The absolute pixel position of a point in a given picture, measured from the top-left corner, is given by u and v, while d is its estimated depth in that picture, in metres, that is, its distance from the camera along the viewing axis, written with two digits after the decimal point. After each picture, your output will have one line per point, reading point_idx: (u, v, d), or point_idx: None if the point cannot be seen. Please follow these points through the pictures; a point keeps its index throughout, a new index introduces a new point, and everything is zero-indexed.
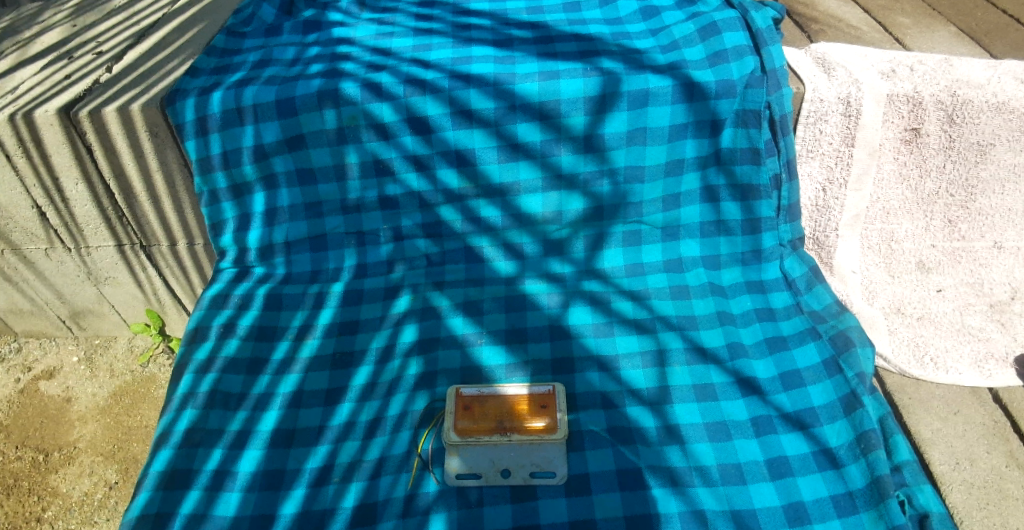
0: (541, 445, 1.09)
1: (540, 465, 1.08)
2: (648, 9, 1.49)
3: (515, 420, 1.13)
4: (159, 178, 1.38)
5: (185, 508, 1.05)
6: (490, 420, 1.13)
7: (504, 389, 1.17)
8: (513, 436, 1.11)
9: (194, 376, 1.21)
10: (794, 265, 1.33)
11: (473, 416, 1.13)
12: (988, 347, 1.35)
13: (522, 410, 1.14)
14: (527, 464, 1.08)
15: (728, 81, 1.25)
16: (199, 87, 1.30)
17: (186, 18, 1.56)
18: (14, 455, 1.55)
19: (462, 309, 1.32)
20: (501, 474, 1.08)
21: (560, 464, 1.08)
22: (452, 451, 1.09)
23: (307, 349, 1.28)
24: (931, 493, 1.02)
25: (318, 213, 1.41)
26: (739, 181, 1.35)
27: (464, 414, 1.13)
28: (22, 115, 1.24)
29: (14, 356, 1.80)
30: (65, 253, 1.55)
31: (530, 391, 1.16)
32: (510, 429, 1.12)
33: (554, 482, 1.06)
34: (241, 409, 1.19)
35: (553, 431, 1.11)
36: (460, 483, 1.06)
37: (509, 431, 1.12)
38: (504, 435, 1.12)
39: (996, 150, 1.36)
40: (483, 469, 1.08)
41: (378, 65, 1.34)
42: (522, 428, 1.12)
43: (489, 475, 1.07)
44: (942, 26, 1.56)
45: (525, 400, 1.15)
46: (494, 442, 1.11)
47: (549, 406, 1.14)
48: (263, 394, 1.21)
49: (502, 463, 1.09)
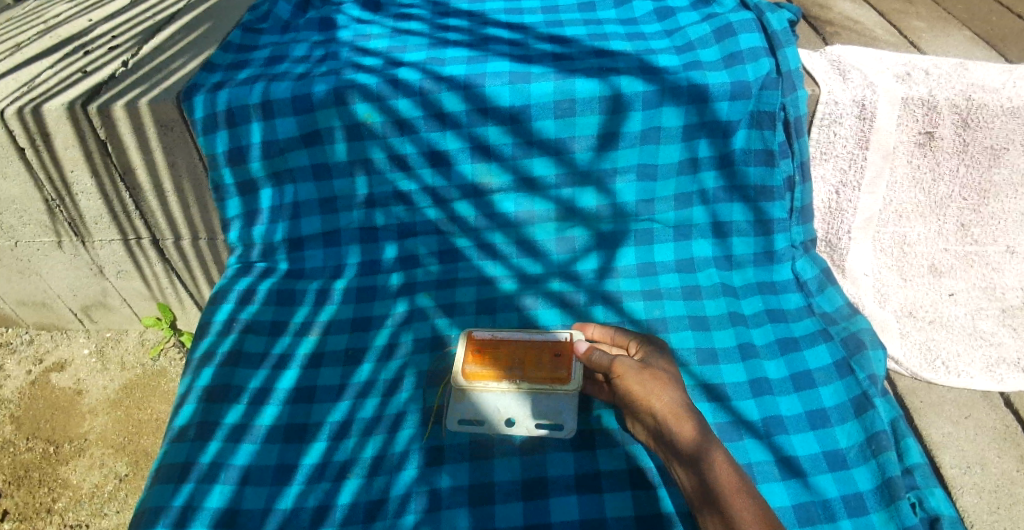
0: (551, 395, 1.14)
1: (548, 418, 1.12)
2: (662, 10, 1.49)
3: (523, 368, 1.18)
4: (174, 173, 1.38)
5: (218, 501, 1.05)
6: (499, 367, 1.18)
7: (519, 335, 1.22)
8: (521, 385, 1.16)
9: (220, 370, 1.21)
10: (805, 267, 1.33)
11: (483, 361, 1.19)
12: (1000, 352, 1.34)
13: (533, 358, 1.19)
14: (533, 415, 1.13)
15: (743, 82, 1.25)
16: (215, 84, 1.31)
17: (203, 14, 1.56)
18: (25, 446, 1.57)
19: (476, 306, 1.32)
20: (505, 425, 1.13)
21: (569, 418, 1.12)
22: (457, 396, 1.15)
23: (313, 346, 1.28)
24: (941, 496, 1.02)
25: (331, 209, 1.42)
26: (752, 182, 1.35)
27: (474, 359, 1.19)
28: (6, 113, 1.26)
29: (25, 348, 1.81)
30: (79, 247, 1.56)
31: (543, 340, 1.20)
32: (518, 377, 1.17)
33: (562, 435, 1.10)
34: (270, 404, 1.19)
35: (565, 382, 1.14)
36: (464, 428, 1.12)
37: (518, 380, 1.17)
38: (513, 382, 1.17)
39: (1009, 154, 1.36)
40: (488, 417, 1.13)
41: (397, 62, 1.35)
42: (533, 378, 1.16)
43: (491, 424, 1.12)
44: (957, 29, 1.56)
45: (535, 349, 1.20)
46: (502, 388, 1.16)
47: (562, 355, 1.18)
48: (294, 389, 1.22)
49: (507, 412, 1.14)
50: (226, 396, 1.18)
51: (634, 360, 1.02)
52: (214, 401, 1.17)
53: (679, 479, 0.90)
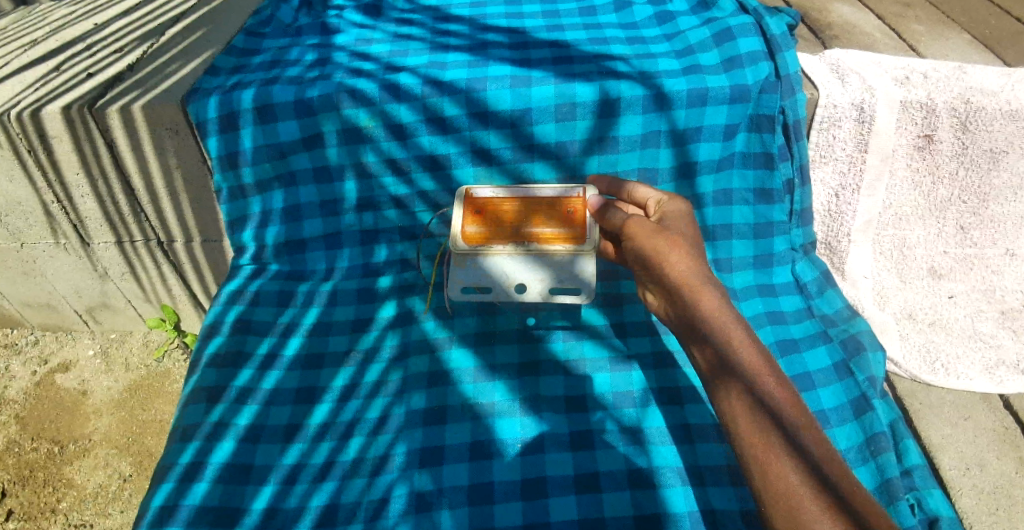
0: (566, 257, 1.16)
1: (561, 282, 1.15)
2: (662, 14, 1.50)
3: (530, 229, 1.17)
4: (178, 176, 1.39)
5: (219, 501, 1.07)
6: (503, 229, 1.18)
7: (523, 194, 1.22)
8: (530, 247, 1.16)
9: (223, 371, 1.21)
10: (805, 269, 1.35)
11: (486, 223, 1.19)
12: (999, 354, 1.34)
13: (540, 219, 1.18)
14: (546, 280, 1.16)
15: (742, 86, 1.27)
16: (219, 86, 1.33)
17: (206, 17, 1.58)
18: (30, 446, 1.58)
19: (476, 308, 1.30)
20: (513, 290, 1.15)
21: (586, 280, 1.15)
22: (458, 263, 1.18)
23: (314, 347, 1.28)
24: (940, 497, 1.03)
25: (334, 211, 1.43)
26: (751, 185, 1.37)
27: (476, 222, 1.19)
28: (13, 115, 1.27)
29: (30, 349, 1.83)
30: (84, 248, 1.58)
31: (551, 201, 1.20)
32: (526, 238, 1.17)
33: (580, 300, 1.15)
34: (274, 405, 1.20)
35: (581, 242, 1.15)
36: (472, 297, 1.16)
37: (525, 241, 1.17)
38: (520, 245, 1.17)
39: (1008, 157, 1.36)
40: (495, 285, 1.16)
41: (400, 66, 1.37)
42: (544, 238, 1.16)
43: (499, 291, 1.16)
44: (956, 33, 1.57)
45: (543, 210, 1.20)
46: (509, 251, 1.17)
47: (574, 213, 1.18)
48: (297, 390, 1.23)
49: (515, 279, 1.16)
50: (225, 396, 1.20)
51: (653, 223, 1.03)
52: (217, 400, 1.19)
53: (693, 356, 0.95)
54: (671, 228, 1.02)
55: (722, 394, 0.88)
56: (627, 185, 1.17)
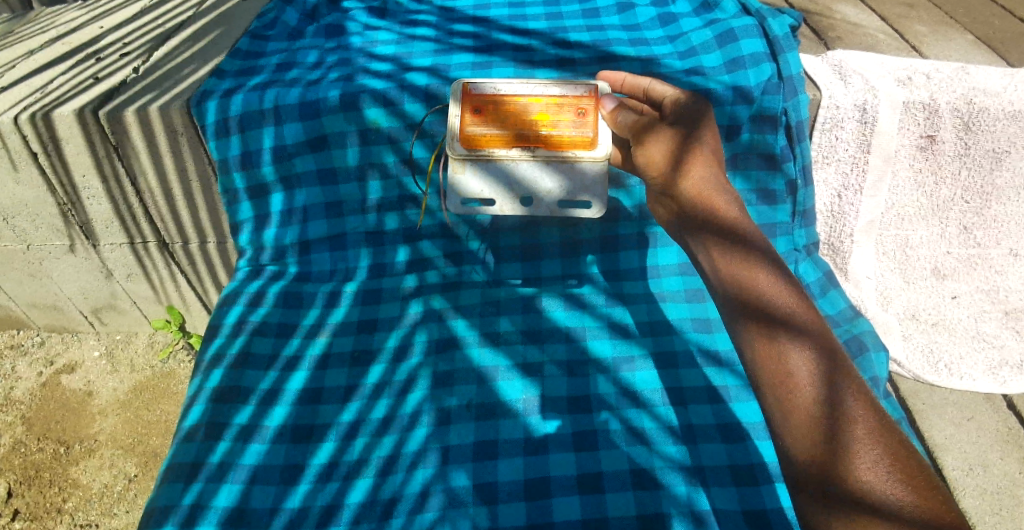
0: (574, 164, 1.12)
1: (568, 195, 1.14)
2: (665, 15, 1.51)
3: (536, 134, 1.12)
4: (184, 178, 1.41)
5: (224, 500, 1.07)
6: (507, 131, 1.13)
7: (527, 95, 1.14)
8: (535, 153, 1.11)
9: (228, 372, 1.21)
10: (807, 270, 1.33)
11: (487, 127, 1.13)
12: (1002, 355, 1.36)
13: (545, 122, 1.12)
14: (552, 194, 1.15)
15: (744, 88, 1.28)
16: (224, 89, 1.33)
17: (211, 21, 1.58)
18: (36, 447, 1.59)
19: (480, 310, 1.31)
20: (518, 203, 1.15)
21: (595, 195, 1.14)
22: (459, 170, 1.15)
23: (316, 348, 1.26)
24: None
25: (338, 213, 1.41)
26: (754, 186, 1.35)
27: (477, 124, 1.13)
28: (19, 119, 1.29)
29: (37, 350, 1.84)
30: (89, 250, 1.59)
31: (558, 103, 1.13)
32: (532, 144, 1.12)
33: (588, 216, 1.16)
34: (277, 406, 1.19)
35: (591, 149, 1.10)
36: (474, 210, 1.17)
37: (531, 147, 1.12)
38: (526, 151, 1.12)
39: (1012, 157, 1.36)
40: (500, 197, 1.16)
41: (404, 68, 1.38)
42: (551, 142, 1.11)
43: (503, 203, 1.16)
44: (959, 34, 1.57)
45: (549, 111, 1.13)
46: (513, 158, 1.12)
47: (584, 114, 1.11)
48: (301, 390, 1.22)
49: (520, 192, 1.15)
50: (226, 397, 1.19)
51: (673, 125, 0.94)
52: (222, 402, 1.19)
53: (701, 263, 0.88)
54: (688, 126, 0.94)
55: (733, 304, 0.80)
56: (643, 86, 1.10)
